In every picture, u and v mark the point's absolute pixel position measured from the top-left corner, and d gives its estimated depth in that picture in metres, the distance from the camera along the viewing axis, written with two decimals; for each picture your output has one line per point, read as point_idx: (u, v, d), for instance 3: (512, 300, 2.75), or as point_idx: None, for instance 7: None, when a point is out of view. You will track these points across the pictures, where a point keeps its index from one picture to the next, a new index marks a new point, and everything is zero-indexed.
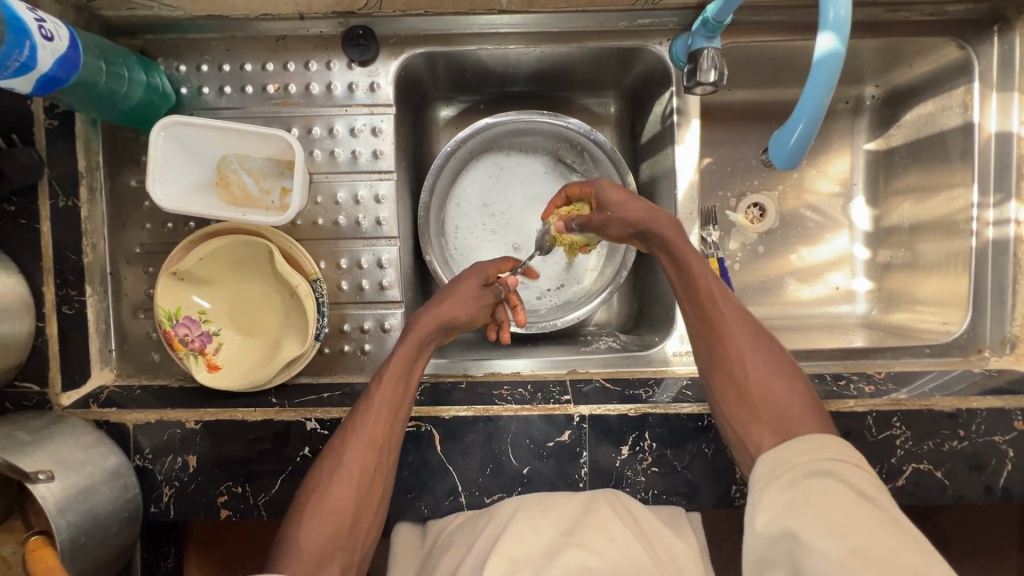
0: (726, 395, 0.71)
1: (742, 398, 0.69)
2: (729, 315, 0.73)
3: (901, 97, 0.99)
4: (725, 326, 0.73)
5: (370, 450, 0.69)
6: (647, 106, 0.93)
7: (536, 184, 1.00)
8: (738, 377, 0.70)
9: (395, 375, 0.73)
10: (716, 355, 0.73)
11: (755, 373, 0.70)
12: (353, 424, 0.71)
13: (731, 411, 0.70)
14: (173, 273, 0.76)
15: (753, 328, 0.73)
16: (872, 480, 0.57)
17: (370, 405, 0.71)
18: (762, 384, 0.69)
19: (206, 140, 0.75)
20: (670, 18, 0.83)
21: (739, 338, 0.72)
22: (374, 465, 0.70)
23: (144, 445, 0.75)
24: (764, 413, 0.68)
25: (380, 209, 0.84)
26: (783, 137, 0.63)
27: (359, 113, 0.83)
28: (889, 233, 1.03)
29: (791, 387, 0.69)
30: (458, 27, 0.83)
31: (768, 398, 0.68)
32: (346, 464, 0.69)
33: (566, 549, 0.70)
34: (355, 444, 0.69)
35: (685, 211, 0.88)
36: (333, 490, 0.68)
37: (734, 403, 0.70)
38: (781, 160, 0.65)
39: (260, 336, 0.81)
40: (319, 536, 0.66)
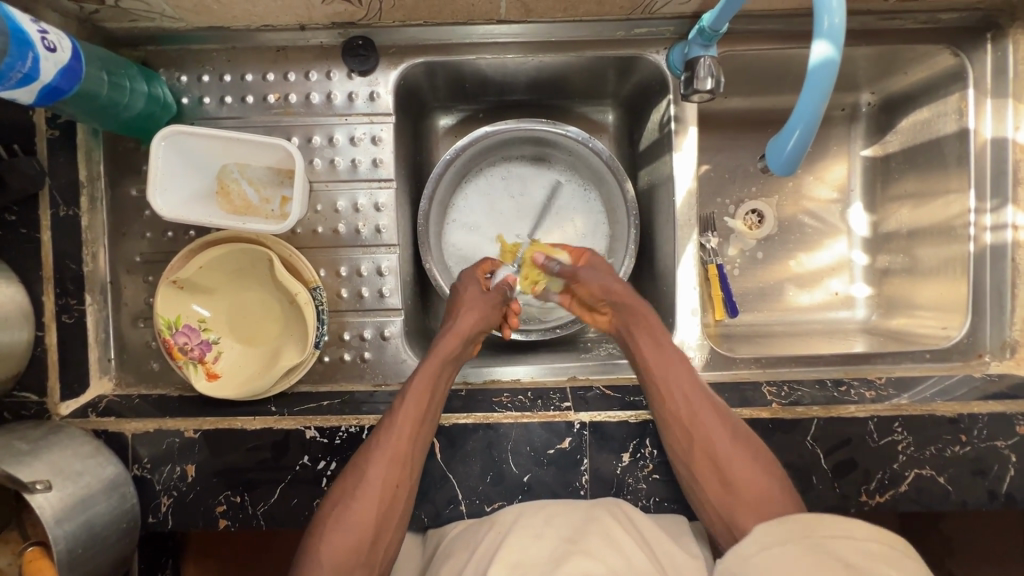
0: (694, 461, 0.73)
1: (707, 465, 0.72)
2: (688, 388, 0.76)
3: (897, 104, 1.00)
4: (689, 402, 0.75)
5: (393, 464, 0.70)
6: (645, 112, 0.94)
7: (533, 195, 1.01)
8: (699, 451, 0.73)
9: (419, 389, 0.74)
10: (677, 425, 0.74)
11: (737, 464, 0.71)
12: (377, 439, 0.71)
13: (702, 485, 0.72)
14: (172, 281, 0.75)
15: (712, 403, 0.75)
16: (874, 551, 0.56)
17: (395, 418, 0.72)
18: (727, 458, 0.71)
19: (206, 149, 0.75)
20: (666, 27, 0.84)
21: (695, 412, 0.74)
22: (395, 480, 0.70)
23: (142, 455, 0.75)
24: (729, 479, 0.71)
25: (380, 216, 0.84)
26: (779, 143, 0.61)
27: (358, 122, 0.84)
28: (887, 239, 1.03)
29: (760, 464, 0.71)
30: (457, 36, 0.84)
31: (738, 468, 0.71)
32: (369, 479, 0.69)
33: (572, 556, 0.66)
34: (378, 458, 0.70)
35: (683, 218, 0.88)
36: (355, 503, 0.68)
37: (695, 460, 0.73)
38: (778, 166, 0.63)
39: (259, 345, 0.81)
40: (340, 551, 0.66)
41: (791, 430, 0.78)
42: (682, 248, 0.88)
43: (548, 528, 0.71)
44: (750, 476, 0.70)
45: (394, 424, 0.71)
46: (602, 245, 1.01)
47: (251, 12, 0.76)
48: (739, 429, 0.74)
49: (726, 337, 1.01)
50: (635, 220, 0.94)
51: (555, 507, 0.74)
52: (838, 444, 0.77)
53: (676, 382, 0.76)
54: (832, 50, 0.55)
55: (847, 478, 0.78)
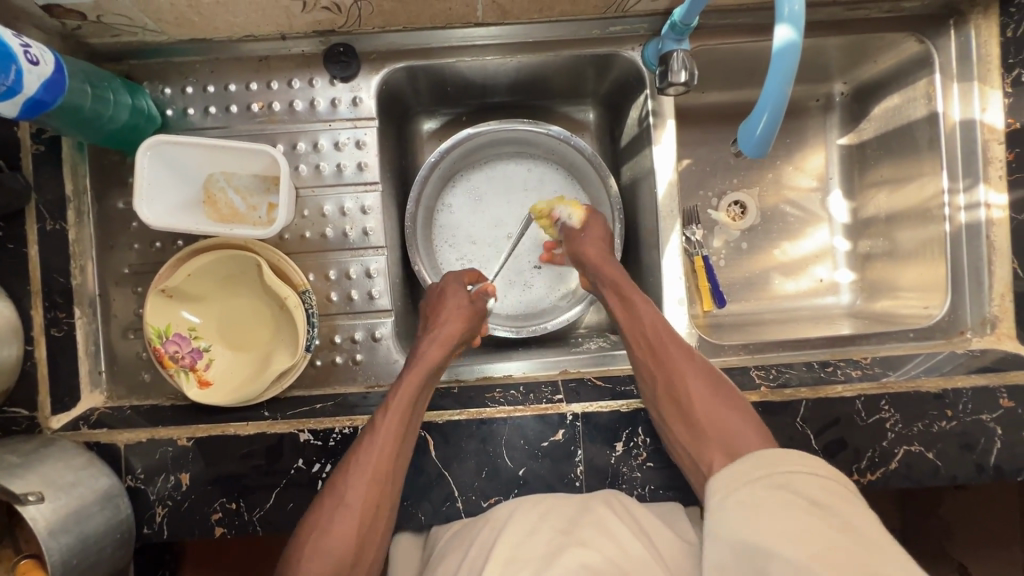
0: (665, 399, 0.76)
1: (677, 408, 0.75)
2: (668, 340, 0.79)
3: (868, 93, 1.02)
4: (669, 351, 0.78)
5: (374, 485, 0.70)
6: (624, 108, 0.96)
7: (518, 194, 1.04)
8: (680, 399, 0.75)
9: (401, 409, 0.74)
10: (658, 375, 0.77)
11: (708, 404, 0.74)
12: (356, 459, 0.71)
13: (677, 435, 0.74)
14: (162, 290, 0.76)
15: (689, 353, 0.79)
16: (836, 489, 0.61)
17: (376, 440, 0.72)
18: (703, 408, 0.74)
19: (192, 159, 0.76)
20: (640, 24, 0.86)
21: (675, 363, 0.77)
22: (377, 501, 0.71)
23: (136, 466, 0.75)
24: (708, 434, 0.72)
25: (367, 219, 0.85)
26: (749, 127, 0.62)
27: (342, 127, 0.85)
28: (867, 224, 1.06)
29: (737, 412, 0.73)
30: (436, 41, 0.86)
31: (714, 411, 0.73)
32: (350, 501, 0.70)
33: (567, 548, 0.68)
34: (359, 480, 0.70)
35: (665, 209, 0.89)
36: (335, 525, 0.69)
37: (670, 408, 0.75)
38: (750, 149, 0.64)
39: (251, 351, 0.81)
40: (319, 573, 0.67)
41: (780, 412, 0.79)
42: (666, 238, 0.89)
43: (545, 522, 0.72)
44: (727, 424, 0.72)
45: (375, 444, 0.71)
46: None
47: (232, 23, 0.77)
48: (714, 377, 0.77)
49: (715, 327, 1.03)
50: (620, 215, 0.96)
51: (551, 501, 0.74)
52: (828, 424, 0.79)
53: (654, 338, 0.80)
54: (792, 32, 0.56)
55: (838, 458, 0.79)
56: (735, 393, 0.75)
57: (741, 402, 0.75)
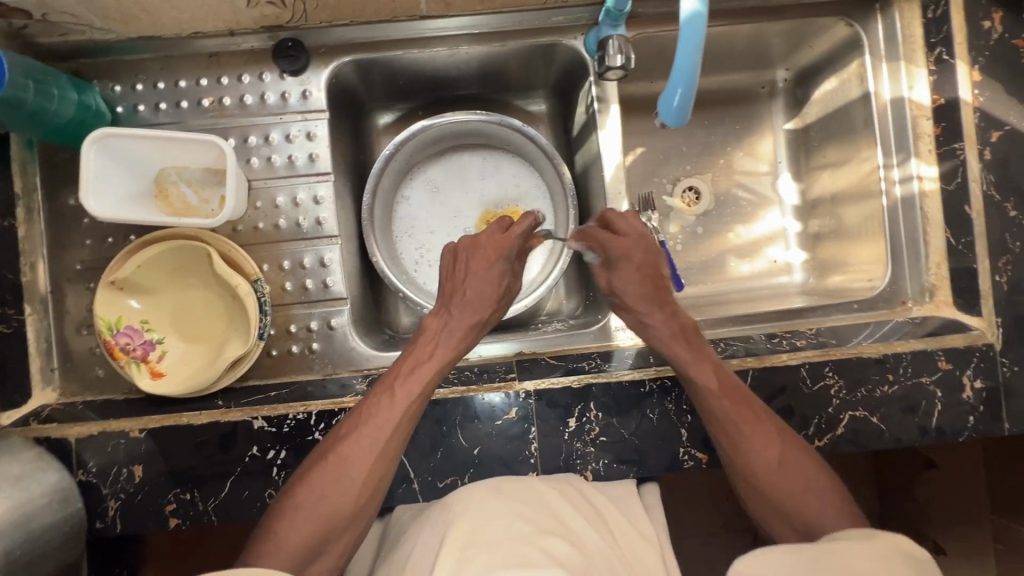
0: (755, 487, 0.75)
1: (754, 489, 0.75)
2: (743, 409, 0.75)
3: (809, 77, 1.07)
4: (733, 428, 0.75)
5: (382, 458, 0.72)
6: (573, 97, 0.99)
7: (474, 186, 1.08)
8: (756, 482, 0.74)
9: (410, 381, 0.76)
10: (727, 450, 0.75)
11: (790, 488, 0.73)
12: (366, 423, 0.73)
13: (753, 505, 0.76)
14: (111, 281, 0.76)
15: (761, 416, 0.75)
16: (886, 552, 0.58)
17: (393, 405, 0.74)
18: (789, 489, 0.73)
19: (141, 152, 0.77)
20: (581, 14, 0.89)
21: (757, 437, 0.74)
22: (378, 473, 0.72)
23: (87, 460, 0.75)
24: (790, 514, 0.73)
25: (320, 209, 0.87)
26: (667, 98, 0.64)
27: (293, 120, 0.86)
28: (815, 204, 1.10)
29: (815, 489, 0.73)
30: (384, 34, 0.88)
31: (802, 496, 0.72)
32: (354, 470, 0.71)
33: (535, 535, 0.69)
34: (367, 448, 0.72)
35: (613, 191, 0.92)
36: (334, 485, 0.70)
37: (756, 493, 0.75)
38: (670, 120, 0.67)
39: (205, 342, 0.81)
40: (306, 529, 0.68)
41: None
42: None
43: (502, 502, 0.72)
44: (810, 504, 0.72)
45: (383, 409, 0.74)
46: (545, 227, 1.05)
47: (178, 19, 0.79)
48: (789, 441, 0.75)
49: None
50: (574, 200, 0.98)
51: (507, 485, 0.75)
52: (774, 393, 0.81)
53: (728, 408, 0.75)
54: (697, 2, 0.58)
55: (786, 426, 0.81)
56: (813, 459, 0.75)
57: (819, 464, 0.74)
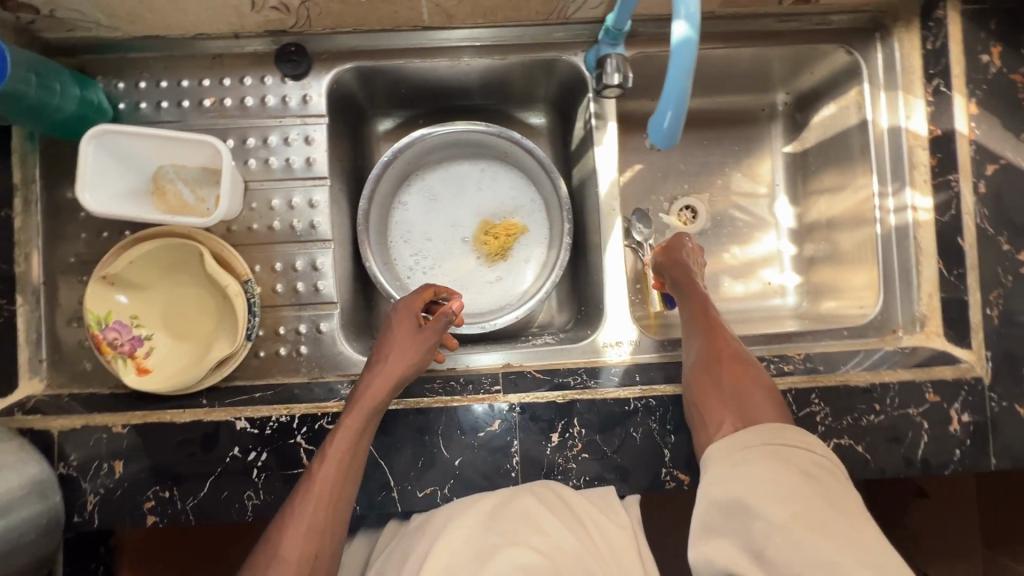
0: (701, 383, 0.75)
1: (709, 382, 0.74)
2: (722, 330, 0.81)
3: (808, 101, 1.07)
4: (727, 344, 0.78)
5: (310, 535, 0.67)
6: (573, 112, 0.99)
7: (470, 196, 1.09)
8: (715, 376, 0.75)
9: (334, 455, 0.71)
10: (699, 357, 0.78)
11: (741, 379, 0.74)
12: (293, 506, 0.69)
13: (703, 398, 0.74)
14: (103, 277, 0.77)
15: (737, 342, 0.80)
16: (824, 465, 0.63)
17: (313, 481, 0.70)
18: (733, 384, 0.73)
19: (140, 150, 0.78)
20: (582, 30, 0.90)
21: (728, 345, 0.79)
22: (315, 551, 0.67)
23: (69, 453, 0.75)
24: (736, 401, 0.72)
25: (315, 213, 0.87)
26: (657, 119, 0.64)
27: (292, 123, 0.87)
28: (811, 228, 1.09)
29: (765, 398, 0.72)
30: (387, 43, 0.89)
31: (741, 387, 0.73)
32: (283, 556, 0.65)
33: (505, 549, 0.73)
34: (292, 531, 0.67)
35: (608, 208, 0.92)
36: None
37: (701, 385, 0.75)
38: (659, 141, 0.66)
39: (193, 341, 0.82)
40: None
41: None
42: (608, 233, 0.92)
43: (475, 514, 0.74)
44: (756, 406, 0.70)
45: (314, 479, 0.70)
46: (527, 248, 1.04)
47: (183, 20, 0.80)
48: (762, 377, 0.75)
49: (664, 326, 1.05)
50: (568, 215, 0.99)
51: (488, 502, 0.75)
52: None
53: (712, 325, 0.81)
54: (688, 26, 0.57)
55: None
56: (766, 381, 0.75)
57: (768, 382, 0.74)
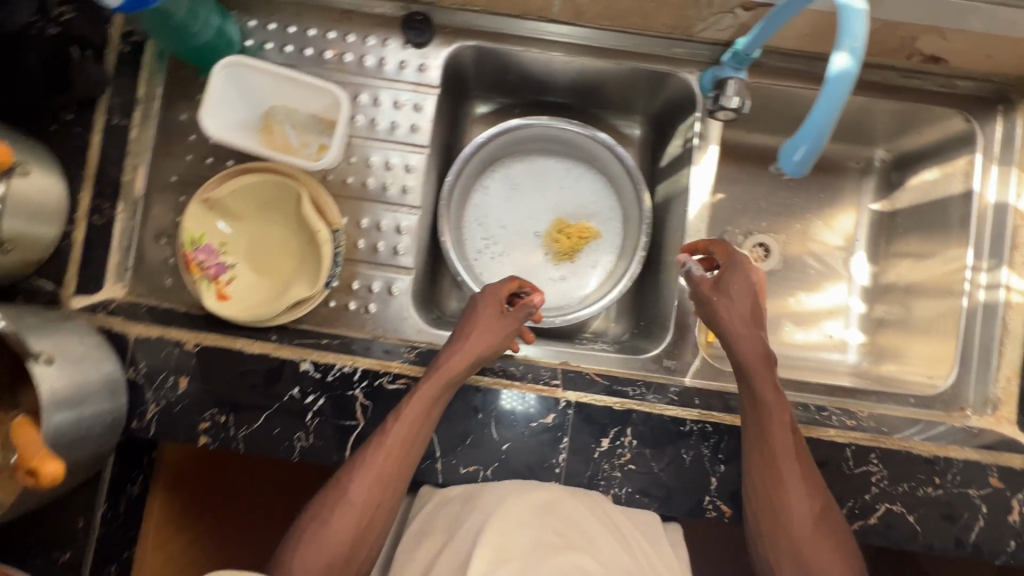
0: (759, 521, 0.73)
1: (772, 521, 0.73)
2: (779, 434, 0.74)
3: (908, 163, 1.05)
4: (775, 444, 0.74)
5: (375, 487, 0.73)
6: (672, 129, 0.99)
7: (551, 192, 1.09)
8: (776, 509, 0.73)
9: (403, 423, 0.73)
10: (755, 470, 0.74)
11: (794, 504, 0.72)
12: (361, 459, 0.73)
13: (758, 522, 0.73)
14: (204, 200, 0.79)
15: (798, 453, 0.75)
16: None
17: (380, 445, 0.73)
18: (792, 525, 0.72)
19: (262, 86, 0.81)
20: (702, 50, 0.90)
21: (789, 462, 0.74)
22: (376, 501, 0.73)
23: (139, 360, 0.77)
24: (794, 547, 0.72)
25: (408, 177, 0.89)
26: (789, 149, 0.63)
27: (404, 88, 0.89)
28: (886, 290, 1.08)
29: (826, 532, 0.72)
30: (509, 28, 0.90)
31: (805, 533, 0.72)
32: (350, 497, 0.72)
33: (559, 552, 0.75)
34: (360, 480, 0.72)
35: (692, 230, 0.93)
36: (336, 515, 0.72)
37: (756, 516, 0.74)
38: (787, 171, 0.66)
39: (271, 278, 0.84)
40: (311, 563, 0.70)
41: None
42: None
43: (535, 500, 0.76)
44: (819, 549, 0.71)
45: (381, 445, 0.73)
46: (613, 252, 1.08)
47: None
48: (818, 492, 0.74)
49: None
50: (647, 231, 1.00)
51: (539, 497, 0.76)
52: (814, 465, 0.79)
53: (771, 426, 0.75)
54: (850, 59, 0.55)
55: None
56: (835, 517, 0.73)
57: (832, 516, 0.73)
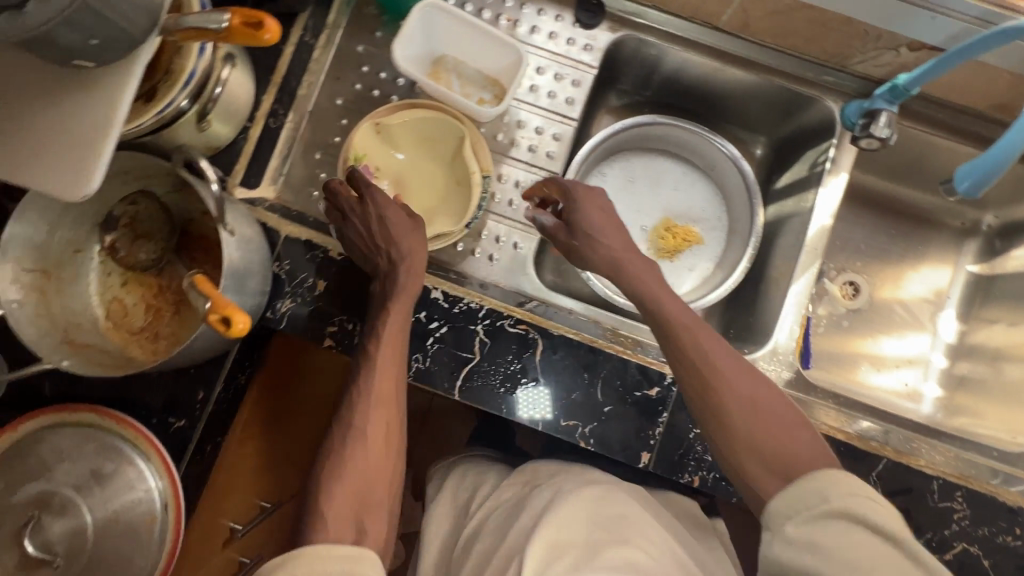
0: (713, 426, 0.69)
1: (727, 427, 0.68)
2: (694, 329, 0.74)
3: (1015, 231, 1.08)
4: (686, 337, 0.74)
5: (382, 411, 0.76)
6: (798, 153, 1.04)
7: (664, 191, 1.13)
8: (710, 403, 0.70)
9: (385, 343, 0.76)
10: (739, 384, 0.70)
11: (784, 412, 0.68)
12: (363, 388, 0.76)
13: (729, 441, 0.68)
14: (374, 123, 0.85)
15: (745, 364, 0.72)
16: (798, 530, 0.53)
17: (374, 369, 0.76)
18: (767, 424, 0.67)
19: (445, 33, 0.88)
20: (849, 82, 0.95)
21: (733, 372, 0.71)
22: (387, 425, 0.76)
23: (286, 257, 0.83)
24: (766, 450, 0.65)
25: (553, 146, 0.94)
26: (969, 176, 0.94)
27: (566, 63, 0.95)
28: (971, 349, 1.10)
29: (788, 426, 0.67)
30: (672, 27, 0.96)
31: (773, 431, 0.66)
32: (362, 426, 0.74)
33: (611, 545, 0.72)
34: (368, 407, 0.75)
35: (810, 248, 0.95)
36: (354, 446, 0.73)
37: (738, 433, 0.68)
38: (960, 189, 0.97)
39: (414, 209, 0.90)
40: (344, 496, 0.68)
41: (859, 460, 0.81)
42: (802, 271, 0.95)
43: (593, 497, 0.80)
44: (791, 439, 0.66)
45: (376, 368, 0.76)
46: (700, 258, 1.11)
47: None
48: (773, 391, 0.70)
49: None
50: (756, 243, 1.03)
51: (591, 493, 0.80)
52: (899, 490, 0.81)
53: (689, 325, 0.75)
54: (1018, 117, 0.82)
55: None
56: (782, 396, 0.70)
57: (780, 401, 0.69)
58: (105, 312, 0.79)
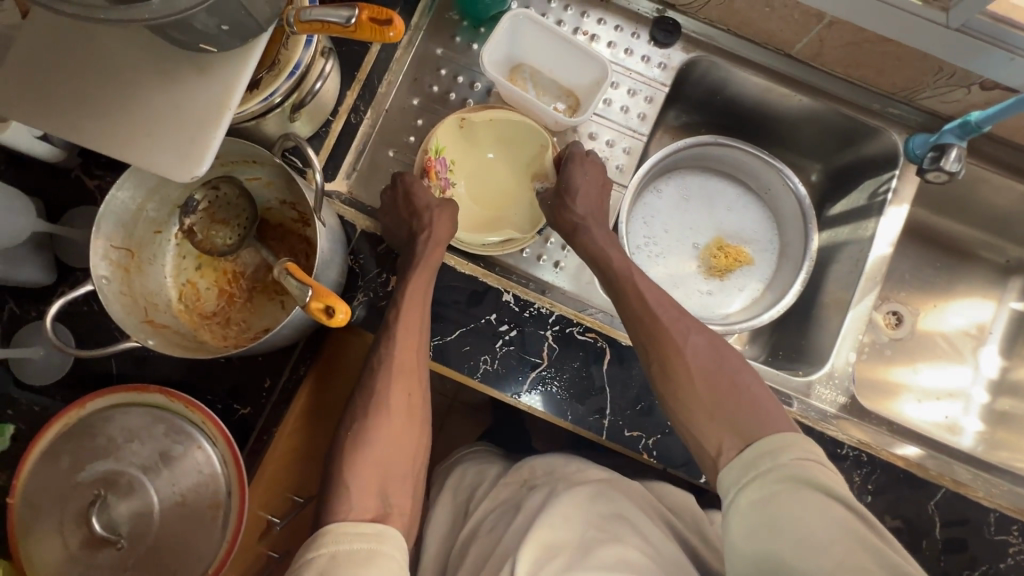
0: (680, 395, 0.73)
1: (692, 395, 0.72)
2: (664, 305, 0.79)
3: None
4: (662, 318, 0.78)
5: (404, 377, 0.77)
6: (855, 181, 1.05)
7: (717, 211, 1.14)
8: (679, 377, 0.74)
9: (403, 311, 0.77)
10: (690, 351, 0.76)
11: (749, 380, 0.73)
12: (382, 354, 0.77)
13: (692, 409, 0.72)
14: (460, 119, 0.89)
15: (698, 326, 0.78)
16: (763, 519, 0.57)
17: (393, 337, 0.77)
18: (727, 393, 0.72)
19: (528, 42, 0.92)
20: (914, 116, 0.97)
21: (678, 332, 0.76)
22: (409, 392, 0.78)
23: (362, 251, 0.83)
24: (730, 415, 0.70)
25: (622, 158, 0.99)
26: None
27: (639, 80, 0.98)
28: (1012, 385, 1.11)
29: (751, 390, 0.72)
30: (744, 51, 0.98)
31: (743, 401, 0.71)
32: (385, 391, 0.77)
33: (602, 544, 0.69)
34: (390, 373, 0.77)
35: (869, 274, 0.97)
36: (377, 411, 0.76)
37: (702, 400, 0.72)
38: None
39: (484, 207, 0.94)
40: (370, 455, 0.73)
41: (918, 488, 0.82)
42: (860, 297, 0.96)
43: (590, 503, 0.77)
44: (756, 405, 0.70)
45: (395, 337, 0.77)
46: (751, 279, 1.12)
47: None
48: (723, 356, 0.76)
49: None
50: (808, 266, 1.04)
51: (584, 493, 0.79)
52: (957, 521, 0.81)
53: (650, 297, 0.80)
54: None
55: (954, 556, 0.80)
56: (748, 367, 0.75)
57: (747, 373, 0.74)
58: (179, 294, 0.80)
